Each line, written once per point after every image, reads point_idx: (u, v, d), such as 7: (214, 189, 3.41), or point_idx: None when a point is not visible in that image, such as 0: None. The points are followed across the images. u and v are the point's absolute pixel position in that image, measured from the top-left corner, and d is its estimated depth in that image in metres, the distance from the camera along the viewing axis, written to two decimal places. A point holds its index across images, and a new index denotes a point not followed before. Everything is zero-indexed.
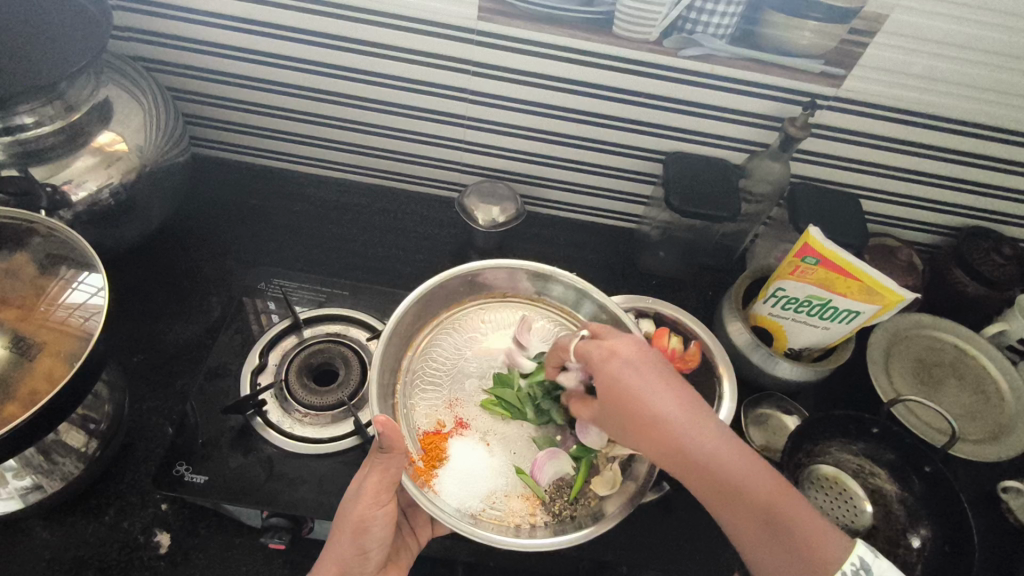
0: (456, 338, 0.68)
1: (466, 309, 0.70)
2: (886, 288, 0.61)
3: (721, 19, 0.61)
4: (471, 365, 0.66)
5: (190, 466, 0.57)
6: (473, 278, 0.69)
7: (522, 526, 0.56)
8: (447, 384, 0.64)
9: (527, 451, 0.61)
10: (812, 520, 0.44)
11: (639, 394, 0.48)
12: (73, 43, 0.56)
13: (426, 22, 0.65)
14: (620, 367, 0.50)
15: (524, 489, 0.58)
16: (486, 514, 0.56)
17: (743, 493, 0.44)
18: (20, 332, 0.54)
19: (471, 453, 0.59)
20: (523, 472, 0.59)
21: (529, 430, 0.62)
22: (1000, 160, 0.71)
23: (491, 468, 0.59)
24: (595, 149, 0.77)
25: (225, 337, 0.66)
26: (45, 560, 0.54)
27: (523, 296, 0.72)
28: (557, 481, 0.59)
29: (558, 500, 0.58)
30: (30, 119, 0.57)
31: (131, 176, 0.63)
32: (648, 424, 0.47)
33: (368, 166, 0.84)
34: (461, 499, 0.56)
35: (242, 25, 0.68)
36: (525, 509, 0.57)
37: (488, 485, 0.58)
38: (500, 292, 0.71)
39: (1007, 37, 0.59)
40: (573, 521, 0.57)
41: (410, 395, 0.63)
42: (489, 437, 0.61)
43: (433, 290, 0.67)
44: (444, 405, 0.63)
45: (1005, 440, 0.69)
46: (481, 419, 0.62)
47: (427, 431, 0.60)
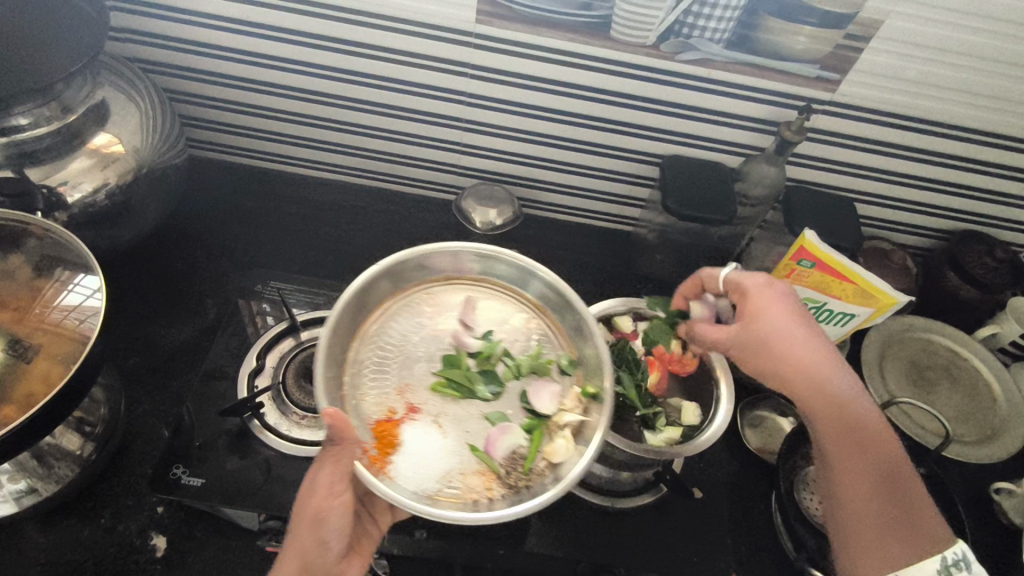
0: (404, 323, 0.61)
1: (411, 292, 0.63)
2: (878, 291, 0.62)
3: (718, 23, 0.61)
4: (420, 350, 0.60)
5: (187, 469, 0.57)
6: (418, 259, 0.62)
7: (480, 501, 0.52)
8: (396, 371, 0.58)
9: (479, 428, 0.56)
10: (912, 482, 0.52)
11: (792, 335, 0.54)
12: (70, 44, 0.56)
13: (425, 26, 0.65)
14: (780, 306, 0.55)
15: (480, 465, 0.54)
16: (443, 494, 0.52)
17: (875, 445, 0.52)
18: (15, 334, 0.54)
19: (424, 437, 0.54)
20: (476, 449, 0.54)
21: (480, 409, 0.57)
22: (993, 165, 0.72)
23: (444, 448, 0.54)
24: (592, 152, 0.77)
25: (221, 340, 0.66)
26: (39, 564, 0.54)
27: (467, 276, 0.65)
28: (511, 454, 0.55)
29: (514, 472, 0.54)
30: (26, 120, 0.57)
31: (127, 177, 0.63)
32: (792, 362, 0.53)
33: (365, 168, 0.84)
34: (417, 481, 0.52)
35: (240, 27, 0.68)
36: (481, 484, 0.53)
37: (443, 466, 0.53)
38: (445, 272, 0.64)
39: (1000, 44, 0.60)
40: (529, 491, 0.53)
41: (357, 385, 0.56)
42: (441, 419, 0.56)
43: (376, 274, 0.59)
44: (394, 393, 0.56)
45: (997, 442, 0.69)
46: (432, 403, 0.56)
47: (379, 421, 0.55)
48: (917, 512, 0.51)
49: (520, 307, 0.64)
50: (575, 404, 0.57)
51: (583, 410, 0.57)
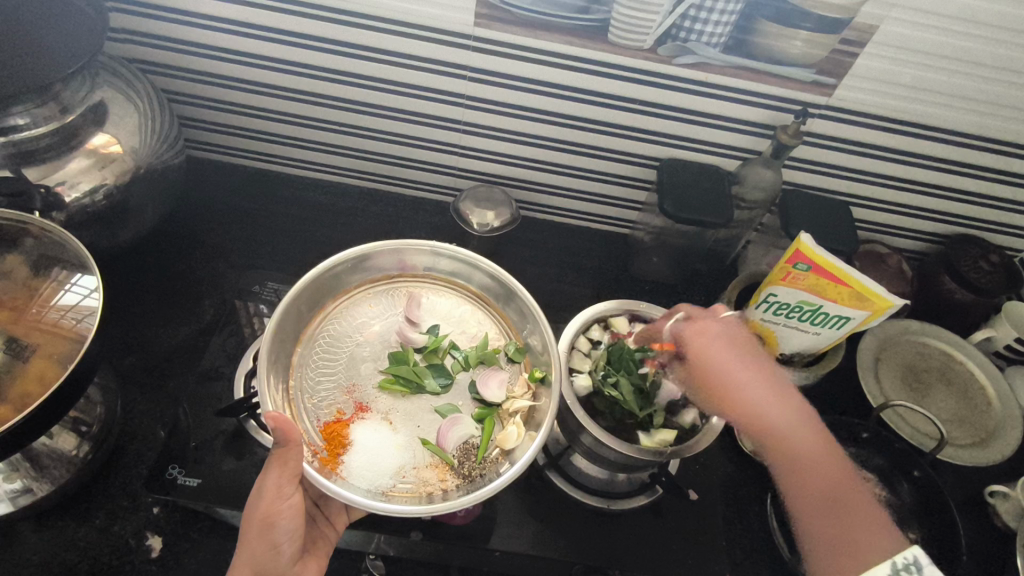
0: (345, 326, 0.64)
1: (352, 295, 0.66)
2: (874, 294, 0.62)
3: (715, 27, 0.61)
4: (364, 349, 0.63)
5: (183, 469, 0.57)
6: (354, 263, 0.65)
7: (434, 494, 0.54)
8: (342, 372, 0.61)
9: (431, 422, 0.59)
10: (868, 504, 0.49)
11: (720, 364, 0.56)
12: (68, 45, 0.56)
13: (425, 28, 0.65)
14: (708, 342, 0.58)
15: (432, 458, 0.56)
16: (397, 489, 0.54)
17: (811, 464, 0.50)
18: (12, 334, 0.54)
19: (375, 435, 0.57)
20: (427, 442, 0.57)
21: (431, 402, 0.60)
22: (987, 169, 0.72)
23: (395, 444, 0.57)
24: (589, 154, 0.78)
25: (218, 340, 0.66)
26: (34, 565, 0.53)
27: (407, 275, 0.69)
28: (463, 446, 0.58)
29: (467, 462, 0.57)
30: (24, 121, 0.57)
31: (125, 177, 0.63)
32: (716, 390, 0.55)
33: (363, 170, 0.85)
34: (370, 479, 0.54)
35: (240, 28, 0.68)
36: (434, 476, 0.55)
37: (395, 461, 0.56)
38: (385, 273, 0.68)
39: (994, 50, 0.60)
40: (483, 478, 0.56)
41: (304, 387, 0.60)
42: (391, 416, 0.59)
43: (313, 280, 0.62)
44: (342, 393, 0.60)
45: (992, 444, 0.70)
46: (381, 400, 0.59)
47: (328, 421, 0.57)
48: (870, 531, 0.47)
49: (464, 303, 0.69)
50: (524, 391, 0.61)
51: (531, 396, 0.61)
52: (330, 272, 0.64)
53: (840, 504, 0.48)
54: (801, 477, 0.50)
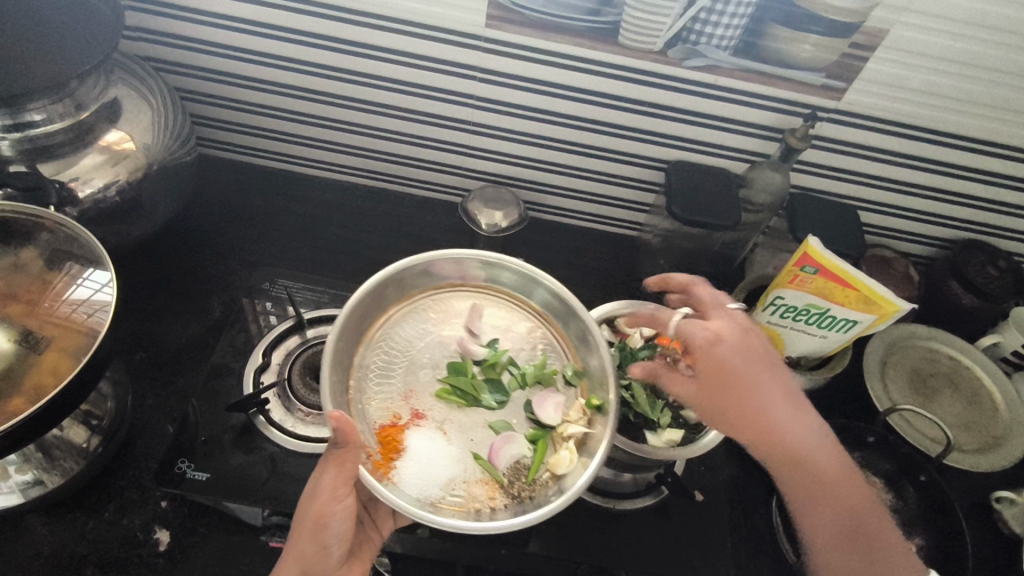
0: (407, 330, 0.65)
1: (415, 301, 0.66)
2: (882, 298, 0.62)
3: (724, 31, 0.62)
4: (425, 356, 0.63)
5: (192, 464, 0.57)
6: (421, 269, 0.65)
7: (481, 510, 0.55)
8: (401, 378, 0.61)
9: (484, 437, 0.59)
10: (877, 516, 0.52)
11: (743, 382, 0.53)
12: (85, 41, 0.56)
13: (435, 29, 0.66)
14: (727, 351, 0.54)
15: (482, 474, 0.57)
16: (445, 502, 0.55)
17: (830, 490, 0.51)
18: (26, 327, 0.55)
19: (428, 442, 0.58)
20: (480, 457, 0.57)
21: (484, 416, 0.61)
22: (995, 174, 0.72)
23: (448, 455, 0.57)
24: (598, 156, 0.78)
25: (227, 337, 0.66)
26: (44, 557, 0.54)
27: (471, 285, 0.68)
28: (514, 465, 0.58)
29: (517, 482, 0.57)
30: (39, 117, 0.58)
31: (137, 174, 0.64)
32: (738, 411, 0.52)
33: (372, 169, 0.85)
34: (420, 488, 0.55)
35: (253, 28, 0.68)
36: (484, 493, 0.56)
37: (446, 473, 0.56)
38: (449, 281, 0.68)
39: (1004, 55, 0.60)
40: (532, 501, 0.56)
41: (363, 389, 0.60)
42: (445, 426, 0.59)
43: (383, 282, 0.63)
44: (399, 398, 0.60)
45: (1001, 448, 0.70)
46: (437, 409, 0.60)
47: (384, 424, 0.58)
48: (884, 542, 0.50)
49: (524, 319, 0.68)
50: (580, 416, 0.60)
51: (585, 421, 0.60)
52: (400, 275, 0.64)
53: (857, 522, 0.50)
54: (822, 496, 0.51)
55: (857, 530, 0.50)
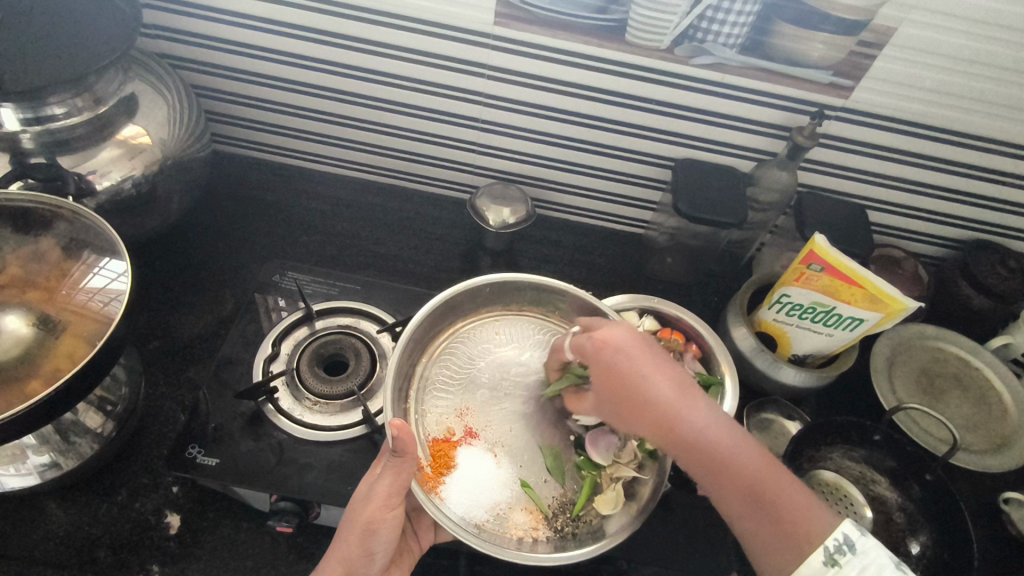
0: (472, 349, 0.68)
1: (482, 318, 0.70)
2: (889, 296, 0.62)
3: (731, 28, 0.62)
4: (483, 375, 0.66)
5: (202, 449, 0.58)
6: (496, 289, 0.69)
7: (524, 539, 0.55)
8: (458, 393, 0.64)
9: (534, 465, 0.60)
10: (799, 492, 0.45)
11: (631, 379, 0.50)
12: (101, 39, 0.58)
13: (445, 26, 0.67)
14: (612, 356, 0.52)
15: (529, 503, 0.58)
16: (489, 525, 0.56)
17: (736, 470, 0.45)
18: (44, 312, 0.56)
19: (479, 463, 0.59)
20: (527, 486, 0.58)
21: (536, 440, 0.62)
22: (1006, 175, 0.72)
23: (497, 479, 0.58)
24: (605, 154, 0.79)
25: (239, 327, 0.68)
26: (58, 538, 0.55)
27: (539, 311, 0.72)
28: (560, 497, 0.58)
29: (561, 515, 0.58)
30: (59, 110, 0.59)
31: (153, 167, 0.65)
32: (633, 405, 0.49)
33: (381, 166, 0.86)
34: (466, 508, 0.56)
35: (266, 25, 0.70)
36: (528, 522, 0.57)
37: (493, 496, 0.57)
38: (519, 304, 0.72)
39: (1014, 53, 0.60)
40: (575, 538, 0.56)
41: (422, 400, 0.63)
42: (497, 448, 0.60)
43: (455, 297, 0.66)
44: (455, 414, 0.62)
45: (1007, 449, 0.69)
46: (491, 430, 0.61)
47: (437, 438, 0.60)
48: (806, 517, 0.44)
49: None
50: (630, 458, 0.59)
51: (637, 465, 0.59)
52: (472, 291, 0.68)
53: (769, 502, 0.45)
54: (726, 478, 0.46)
55: (771, 509, 0.44)
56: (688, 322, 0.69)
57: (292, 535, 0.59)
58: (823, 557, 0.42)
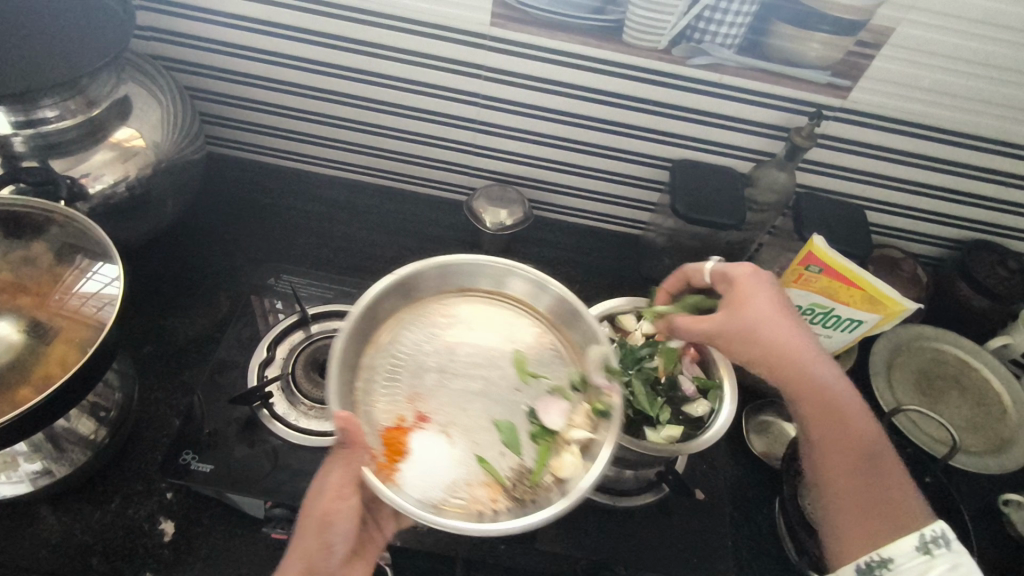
0: (417, 335, 0.58)
1: (424, 304, 0.60)
2: (888, 298, 0.61)
3: (728, 29, 0.62)
4: (431, 360, 0.56)
5: (196, 455, 0.58)
6: (438, 273, 0.60)
7: (485, 514, 0.49)
8: (406, 380, 0.55)
9: (493, 441, 0.53)
10: (901, 477, 0.52)
11: (781, 327, 0.54)
12: (93, 40, 0.57)
13: (441, 28, 0.66)
14: (764, 299, 0.55)
15: (487, 477, 0.51)
16: (450, 504, 0.49)
17: (857, 433, 0.52)
18: (36, 318, 0.56)
19: (433, 445, 0.51)
20: (485, 460, 0.51)
21: (489, 415, 0.54)
22: (1005, 175, 0.72)
23: (453, 457, 0.51)
24: (603, 155, 0.78)
25: (234, 331, 0.67)
26: (50, 546, 0.55)
27: (483, 289, 0.62)
28: (518, 466, 0.52)
29: (520, 485, 0.51)
30: (52, 113, 0.58)
31: (147, 170, 0.65)
32: (781, 349, 0.53)
33: (378, 168, 0.86)
34: (423, 491, 0.49)
35: (261, 27, 0.69)
36: (487, 495, 0.50)
37: (450, 474, 0.50)
38: (462, 286, 0.61)
39: (1013, 53, 0.60)
40: (534, 504, 0.49)
41: (370, 392, 0.53)
42: (451, 428, 0.52)
43: (398, 281, 0.57)
44: (406, 401, 0.53)
45: (1007, 451, 0.69)
46: (444, 411, 0.53)
47: (389, 427, 0.52)
48: (906, 498, 0.51)
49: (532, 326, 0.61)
50: (585, 420, 0.54)
51: (592, 426, 0.53)
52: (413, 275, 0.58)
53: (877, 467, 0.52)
54: (847, 436, 0.52)
55: (878, 477, 0.51)
56: None
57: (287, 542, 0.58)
58: (917, 543, 0.47)
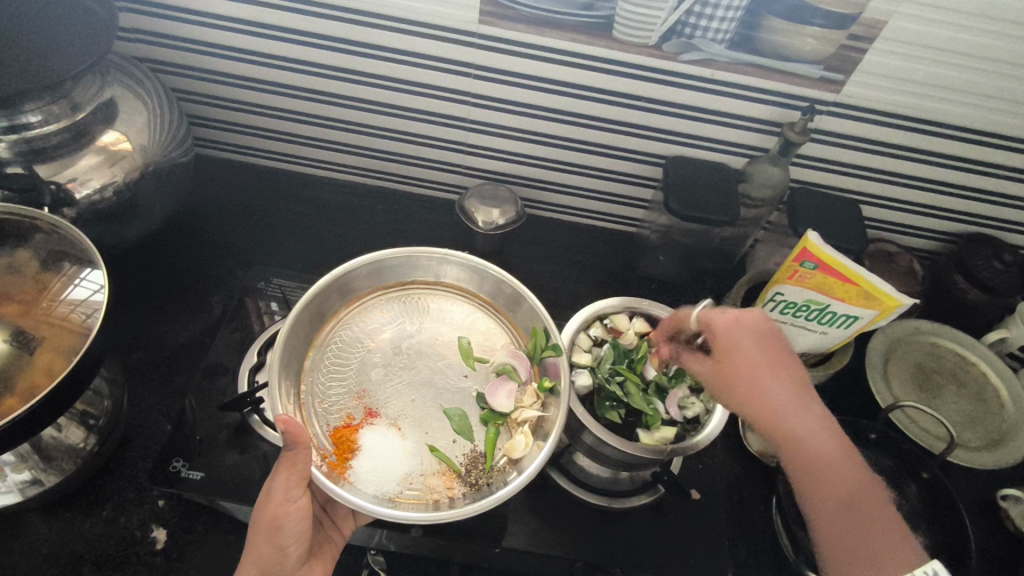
0: (357, 332, 0.63)
1: (365, 301, 0.65)
2: (885, 294, 0.60)
3: (720, 24, 0.61)
4: (375, 356, 0.62)
5: (187, 463, 0.57)
6: (372, 268, 0.64)
7: (440, 501, 0.54)
8: (351, 377, 0.60)
9: (441, 431, 0.58)
10: (894, 525, 0.48)
11: (752, 369, 0.52)
12: (75, 44, 0.56)
13: (430, 27, 0.66)
14: (738, 337, 0.54)
15: (440, 466, 0.56)
16: (404, 496, 0.53)
17: (841, 479, 0.49)
18: (21, 327, 0.55)
19: (382, 440, 0.56)
20: (435, 449, 0.56)
21: (439, 404, 0.60)
22: (1001, 167, 0.71)
23: (404, 451, 0.56)
24: (596, 152, 0.77)
25: (224, 335, 0.67)
26: (42, 555, 0.54)
27: (419, 281, 0.67)
28: (470, 454, 0.57)
29: (474, 470, 0.56)
30: (35, 118, 0.58)
31: (133, 175, 0.64)
32: (750, 391, 0.51)
33: (370, 168, 0.85)
34: (377, 484, 0.53)
35: (248, 28, 0.68)
36: (442, 484, 0.55)
37: (402, 466, 0.55)
38: (399, 280, 0.67)
39: (1007, 45, 0.59)
40: (489, 488, 0.55)
41: (316, 392, 0.59)
42: (400, 422, 0.58)
43: (331, 284, 0.62)
44: (351, 398, 0.59)
45: (1005, 446, 0.68)
46: (392, 405, 0.59)
47: (337, 426, 0.57)
48: (895, 550, 0.46)
49: (475, 312, 0.67)
50: (534, 401, 0.58)
51: (540, 405, 0.58)
52: (346, 277, 0.63)
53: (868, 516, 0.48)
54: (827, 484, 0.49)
55: (865, 525, 0.47)
56: None
57: None
58: None
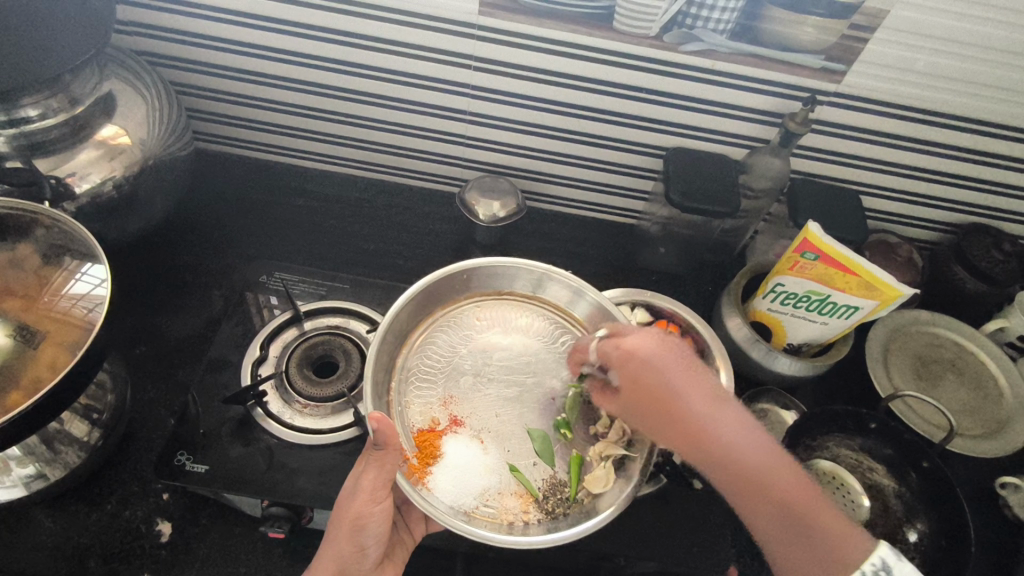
0: (452, 336, 0.67)
1: (461, 306, 0.69)
2: (882, 283, 0.60)
3: (721, 14, 0.61)
4: (465, 363, 0.65)
5: (191, 456, 0.58)
6: (477, 272, 0.68)
7: (515, 523, 0.55)
8: (441, 382, 0.63)
9: (522, 450, 0.60)
10: (836, 519, 0.43)
11: (659, 391, 0.49)
12: (70, 36, 0.56)
13: (430, 18, 0.65)
14: (638, 366, 0.51)
15: (519, 487, 0.58)
16: (479, 512, 0.56)
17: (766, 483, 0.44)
18: (24, 321, 0.55)
19: (465, 451, 0.59)
20: (516, 470, 0.58)
21: (522, 424, 0.61)
22: (1002, 157, 0.71)
23: (484, 466, 0.58)
24: (596, 144, 0.77)
25: (226, 329, 0.67)
26: (47, 548, 0.55)
27: (518, 292, 0.70)
28: (551, 479, 0.59)
29: (553, 497, 0.58)
30: (34, 112, 0.57)
31: (133, 168, 0.64)
32: (662, 409, 0.49)
33: (370, 161, 0.85)
34: (454, 497, 0.56)
35: (246, 20, 0.68)
36: (519, 506, 0.57)
37: (482, 482, 0.57)
38: (496, 289, 0.70)
39: (1007, 34, 0.59)
40: (566, 518, 0.56)
41: (403, 393, 0.62)
42: (483, 435, 0.60)
43: (434, 283, 0.65)
44: (439, 404, 0.62)
45: (1005, 434, 0.68)
46: (477, 417, 0.61)
47: (422, 429, 0.60)
48: (842, 546, 0.42)
49: (569, 331, 0.68)
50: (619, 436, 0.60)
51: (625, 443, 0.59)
52: (448, 279, 0.67)
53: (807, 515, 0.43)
54: (755, 492, 0.44)
55: (801, 527, 0.43)
56: (687, 319, 0.69)
57: (286, 540, 0.59)
58: None
